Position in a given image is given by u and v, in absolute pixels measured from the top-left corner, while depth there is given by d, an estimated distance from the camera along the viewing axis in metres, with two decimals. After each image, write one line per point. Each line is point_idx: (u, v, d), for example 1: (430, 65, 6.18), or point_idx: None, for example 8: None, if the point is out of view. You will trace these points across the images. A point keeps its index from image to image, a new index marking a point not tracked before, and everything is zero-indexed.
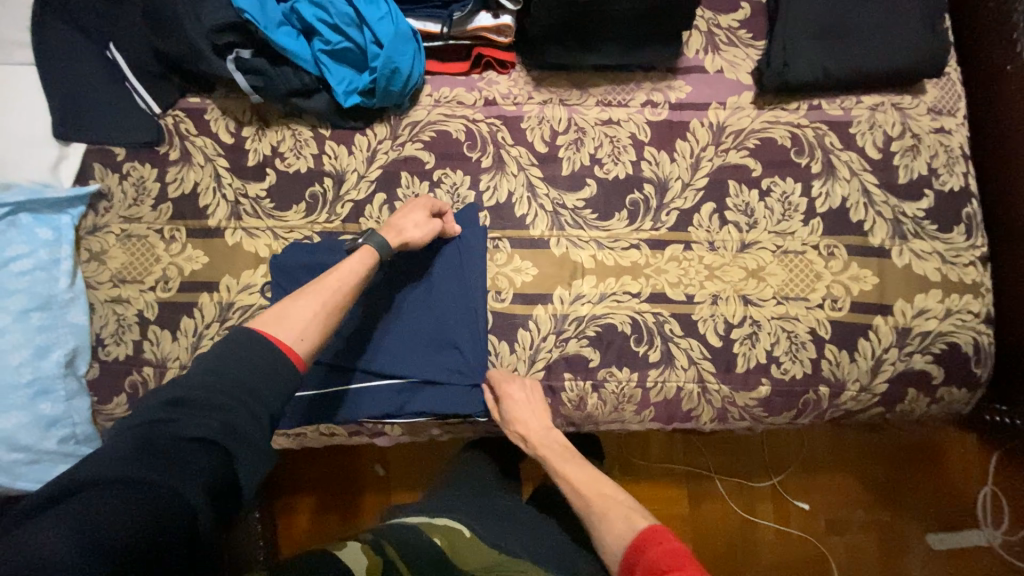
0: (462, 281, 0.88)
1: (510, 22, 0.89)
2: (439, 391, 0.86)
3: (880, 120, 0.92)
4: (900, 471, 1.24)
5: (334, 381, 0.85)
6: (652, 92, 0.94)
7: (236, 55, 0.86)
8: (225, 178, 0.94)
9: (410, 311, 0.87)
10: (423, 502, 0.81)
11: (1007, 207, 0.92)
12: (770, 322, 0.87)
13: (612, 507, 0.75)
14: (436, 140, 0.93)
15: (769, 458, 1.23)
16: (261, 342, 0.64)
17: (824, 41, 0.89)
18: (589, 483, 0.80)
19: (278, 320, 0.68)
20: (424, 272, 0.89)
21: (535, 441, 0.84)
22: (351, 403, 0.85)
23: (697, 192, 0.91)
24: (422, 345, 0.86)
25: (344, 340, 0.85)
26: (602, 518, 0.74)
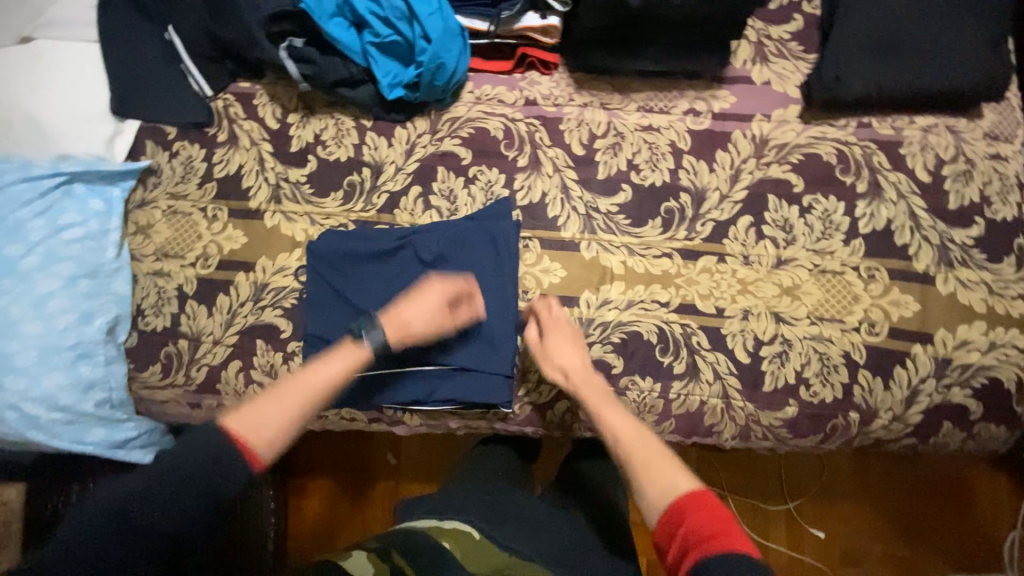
0: (490, 272, 0.88)
1: (557, 23, 0.89)
2: (466, 379, 0.87)
3: (932, 143, 0.89)
4: (925, 506, 1.20)
5: (361, 366, 0.88)
6: (696, 100, 0.93)
7: (289, 44, 0.89)
8: (269, 162, 0.96)
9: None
10: (435, 499, 0.80)
11: None
12: (802, 342, 0.85)
13: (657, 456, 0.67)
14: (474, 137, 0.94)
15: (787, 482, 1.20)
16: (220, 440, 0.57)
17: (879, 57, 0.86)
18: (631, 432, 0.71)
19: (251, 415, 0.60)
20: (455, 262, 0.89)
21: (575, 379, 0.79)
22: (375, 389, 0.87)
23: (735, 205, 0.89)
24: (450, 333, 0.87)
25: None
26: (646, 468, 0.66)
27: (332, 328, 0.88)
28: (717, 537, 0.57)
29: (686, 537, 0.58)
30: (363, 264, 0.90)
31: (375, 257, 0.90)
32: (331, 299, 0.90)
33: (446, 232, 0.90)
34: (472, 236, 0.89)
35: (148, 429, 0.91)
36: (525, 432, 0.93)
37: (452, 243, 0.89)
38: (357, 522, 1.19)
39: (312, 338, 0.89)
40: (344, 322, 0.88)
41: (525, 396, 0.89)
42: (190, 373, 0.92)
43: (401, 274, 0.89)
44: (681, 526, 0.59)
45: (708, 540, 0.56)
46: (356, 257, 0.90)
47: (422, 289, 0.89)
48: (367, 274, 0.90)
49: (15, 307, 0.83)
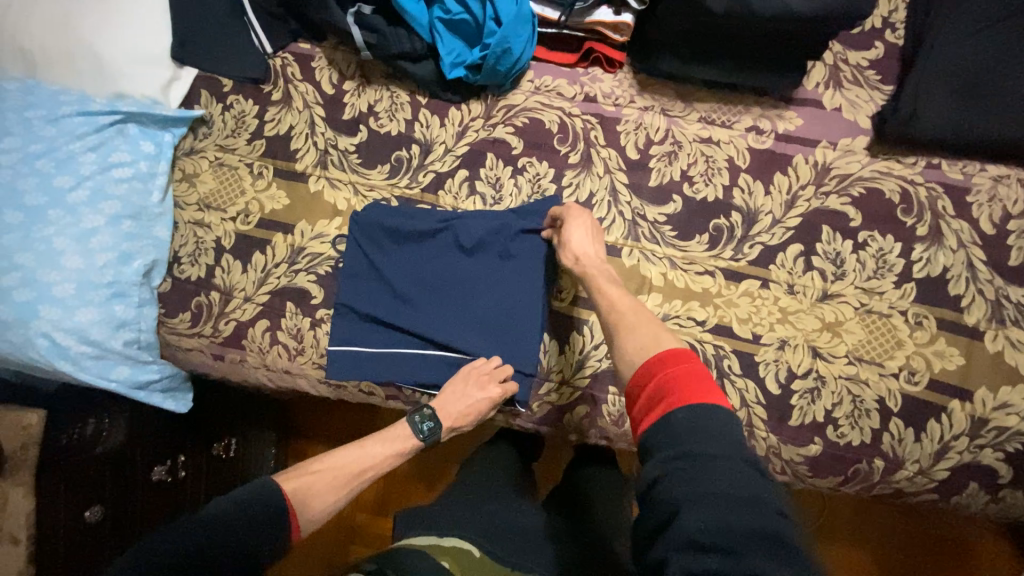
0: (527, 270, 0.87)
1: (630, 21, 0.87)
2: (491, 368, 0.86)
3: (1003, 194, 0.85)
4: (924, 561, 1.17)
5: (388, 342, 0.88)
6: (760, 118, 0.90)
7: (357, 10, 0.88)
8: (319, 127, 0.96)
9: (473, 287, 0.88)
10: (433, 510, 0.78)
11: None
12: (836, 381, 0.83)
13: (644, 326, 0.66)
14: (528, 127, 0.92)
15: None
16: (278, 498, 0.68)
17: (962, 97, 0.82)
18: (628, 306, 0.71)
19: (308, 486, 0.73)
20: (489, 249, 0.88)
21: (586, 263, 0.79)
22: (398, 367, 0.87)
23: (787, 231, 0.87)
24: (478, 319, 0.87)
25: (406, 305, 0.88)
26: (631, 332, 0.66)
27: (364, 300, 0.89)
28: (687, 389, 0.55)
29: (656, 389, 0.57)
30: (403, 241, 0.90)
31: (415, 236, 0.90)
32: (367, 272, 0.90)
33: (489, 222, 0.89)
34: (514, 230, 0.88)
35: (171, 374, 0.93)
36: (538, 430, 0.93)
37: (493, 233, 0.88)
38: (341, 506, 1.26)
39: (343, 307, 0.89)
40: (377, 294, 0.89)
41: (544, 395, 0.88)
42: (218, 326, 0.93)
43: (438, 257, 0.89)
44: (653, 379, 0.58)
45: (677, 393, 0.55)
46: (397, 232, 0.89)
47: (457, 272, 0.88)
48: (405, 251, 0.90)
49: (59, 238, 0.83)
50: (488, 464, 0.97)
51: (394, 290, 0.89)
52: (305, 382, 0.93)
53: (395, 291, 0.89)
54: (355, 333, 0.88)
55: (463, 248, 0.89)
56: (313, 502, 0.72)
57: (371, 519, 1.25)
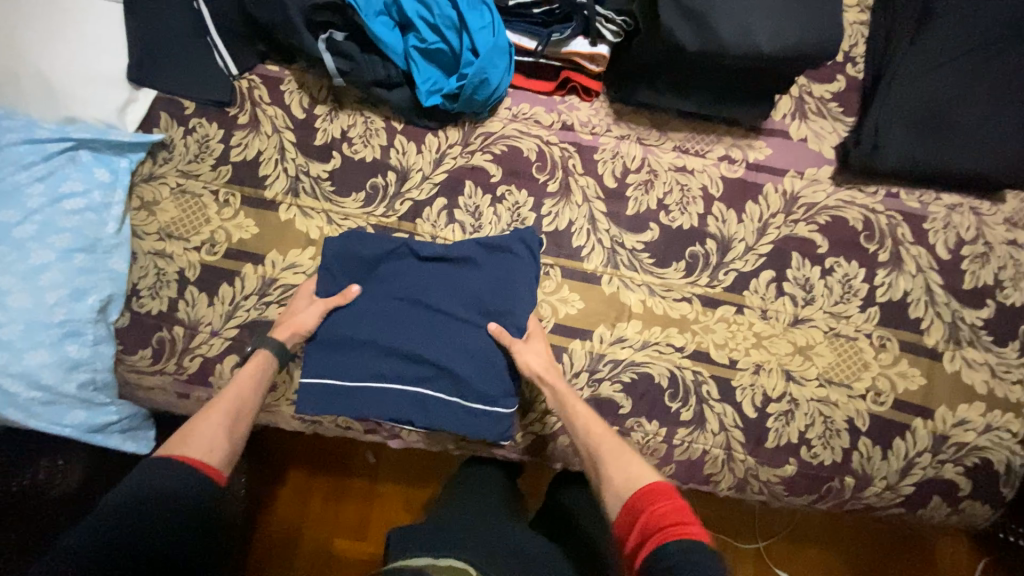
0: (519, 300, 0.85)
1: (606, 52, 0.87)
2: (477, 383, 0.84)
3: (956, 221, 0.90)
4: (893, 562, 1.23)
5: (364, 375, 0.84)
6: (731, 147, 0.93)
7: (329, 36, 0.85)
8: (290, 153, 0.92)
9: (460, 315, 0.85)
10: (419, 534, 0.76)
11: None
12: (808, 404, 0.86)
13: (618, 452, 0.70)
14: (506, 155, 0.92)
15: (759, 523, 1.24)
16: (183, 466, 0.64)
17: (916, 132, 0.87)
18: (598, 427, 0.74)
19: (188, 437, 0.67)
20: (466, 265, 0.87)
21: (547, 377, 0.80)
22: (375, 402, 0.84)
23: (759, 258, 0.89)
24: (458, 337, 0.84)
25: (385, 332, 0.85)
26: (615, 461, 0.68)
27: (341, 328, 0.85)
28: (681, 522, 0.57)
29: (648, 523, 0.59)
30: (387, 263, 0.87)
31: (401, 258, 0.87)
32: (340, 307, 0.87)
33: (480, 248, 0.87)
34: (506, 257, 0.87)
35: (131, 415, 0.88)
36: (522, 458, 0.92)
37: (485, 258, 0.87)
38: (319, 531, 1.22)
39: (318, 336, 0.85)
40: (357, 322, 0.85)
41: (528, 425, 0.88)
42: (182, 362, 0.88)
43: (425, 280, 0.86)
44: (643, 514, 0.60)
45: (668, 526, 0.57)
46: (379, 254, 0.87)
47: (446, 299, 0.86)
48: (392, 277, 0.87)
49: (5, 277, 0.78)
50: (475, 487, 0.95)
51: (377, 318, 0.85)
52: (277, 418, 0.90)
53: (375, 317, 0.85)
54: (329, 364, 0.84)
55: (453, 271, 0.87)
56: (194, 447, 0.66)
57: (349, 541, 1.21)
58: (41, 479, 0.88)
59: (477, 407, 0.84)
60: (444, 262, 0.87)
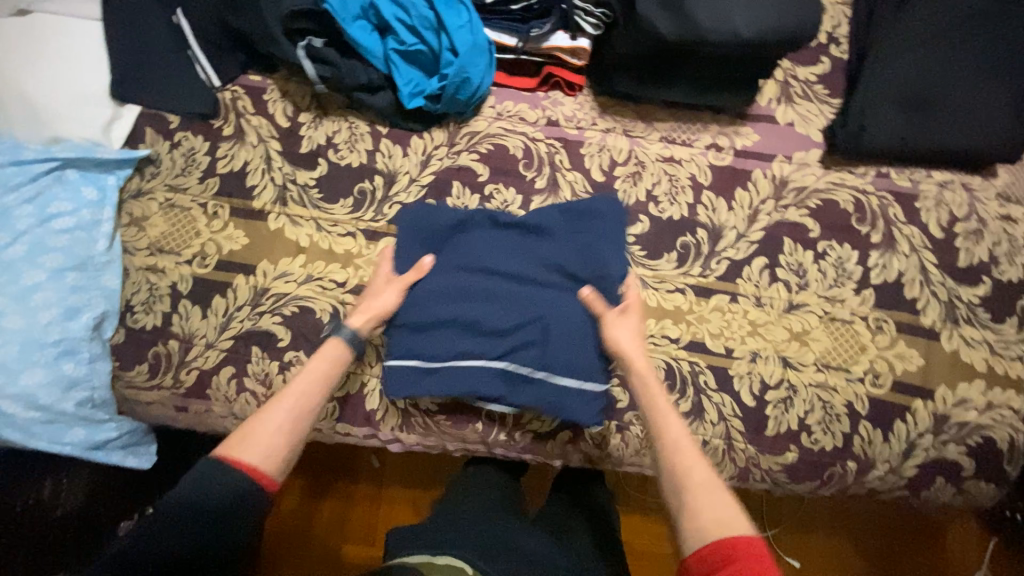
0: (601, 262, 0.85)
1: (587, 46, 0.87)
2: (571, 354, 0.82)
3: (948, 199, 0.89)
4: (900, 542, 1.26)
5: (452, 351, 0.83)
6: (719, 135, 0.92)
7: (308, 43, 0.84)
8: (276, 162, 0.92)
9: (540, 283, 0.85)
10: (425, 530, 0.78)
11: None
12: (807, 389, 0.85)
13: (711, 485, 0.62)
14: (493, 153, 0.91)
15: (767, 510, 1.26)
16: (236, 478, 0.61)
17: (905, 111, 0.86)
18: (687, 443, 0.67)
19: (249, 441, 0.64)
20: (551, 236, 0.87)
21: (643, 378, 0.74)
22: (459, 376, 0.82)
23: (751, 245, 0.89)
24: (546, 308, 0.83)
25: (466, 305, 0.83)
26: (705, 494, 0.61)
27: (419, 304, 0.84)
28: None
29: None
30: (462, 236, 0.87)
31: (476, 231, 0.87)
32: (340, 318, 0.88)
33: (555, 217, 0.87)
34: (586, 223, 0.87)
35: (130, 430, 0.89)
36: (523, 457, 0.91)
37: (561, 226, 0.87)
38: (330, 536, 1.22)
39: (397, 315, 0.84)
40: (440, 298, 0.84)
41: (528, 423, 0.87)
42: (179, 376, 0.88)
43: (501, 251, 0.86)
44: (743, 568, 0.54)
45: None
46: (454, 228, 0.87)
47: (526, 267, 0.85)
48: (471, 252, 0.86)
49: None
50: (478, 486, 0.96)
51: (460, 293, 0.84)
52: None
53: (452, 291, 0.84)
54: (415, 343, 0.84)
55: (531, 240, 0.87)
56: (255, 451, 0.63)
57: (360, 545, 1.21)
58: None
59: (563, 376, 0.82)
60: (521, 232, 0.87)
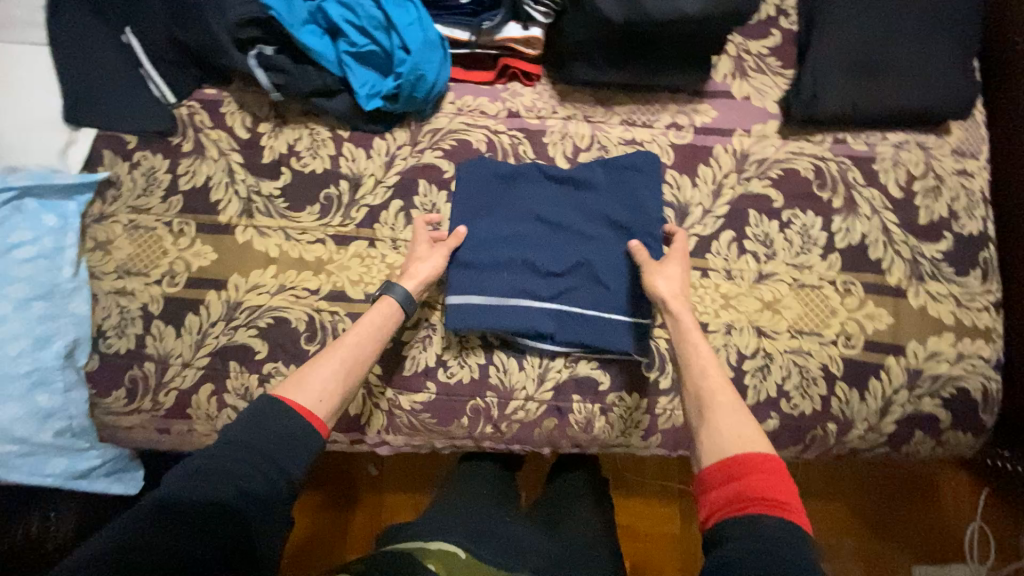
0: (649, 211, 0.88)
1: (539, 35, 0.87)
2: (615, 293, 0.86)
3: (905, 159, 0.91)
4: (895, 500, 1.30)
5: (506, 295, 0.85)
6: (678, 115, 0.93)
7: (259, 51, 0.84)
8: (239, 174, 0.91)
9: (590, 229, 0.88)
10: (416, 523, 0.79)
11: None
12: (782, 355, 0.87)
13: (733, 407, 0.66)
14: (456, 149, 0.91)
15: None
16: (290, 417, 0.65)
17: (855, 76, 0.88)
18: (710, 363, 0.72)
19: (306, 381, 0.69)
20: (592, 182, 0.89)
21: (675, 309, 0.78)
22: (514, 317, 0.84)
23: (717, 220, 0.90)
24: (591, 248, 0.87)
25: (519, 249, 0.87)
26: (722, 413, 0.65)
27: (475, 249, 0.87)
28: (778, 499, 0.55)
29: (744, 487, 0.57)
30: (506, 188, 0.89)
31: (522, 183, 0.89)
32: (316, 326, 0.87)
33: (604, 168, 0.89)
34: (627, 171, 0.89)
35: (113, 457, 0.89)
36: (512, 448, 0.91)
37: (609, 177, 0.89)
38: (334, 548, 1.21)
39: (455, 258, 0.86)
40: (490, 244, 0.87)
41: (513, 414, 0.87)
42: (158, 398, 0.87)
43: (549, 201, 0.89)
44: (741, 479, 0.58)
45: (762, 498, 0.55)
46: (498, 179, 0.89)
47: (578, 216, 0.89)
48: (518, 199, 0.89)
49: None
50: (471, 480, 0.98)
51: (510, 238, 0.87)
52: None
53: (505, 236, 0.87)
54: (469, 288, 0.85)
55: (571, 189, 0.89)
56: (308, 393, 0.68)
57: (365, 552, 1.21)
58: (33, 532, 0.88)
59: (614, 317, 0.85)
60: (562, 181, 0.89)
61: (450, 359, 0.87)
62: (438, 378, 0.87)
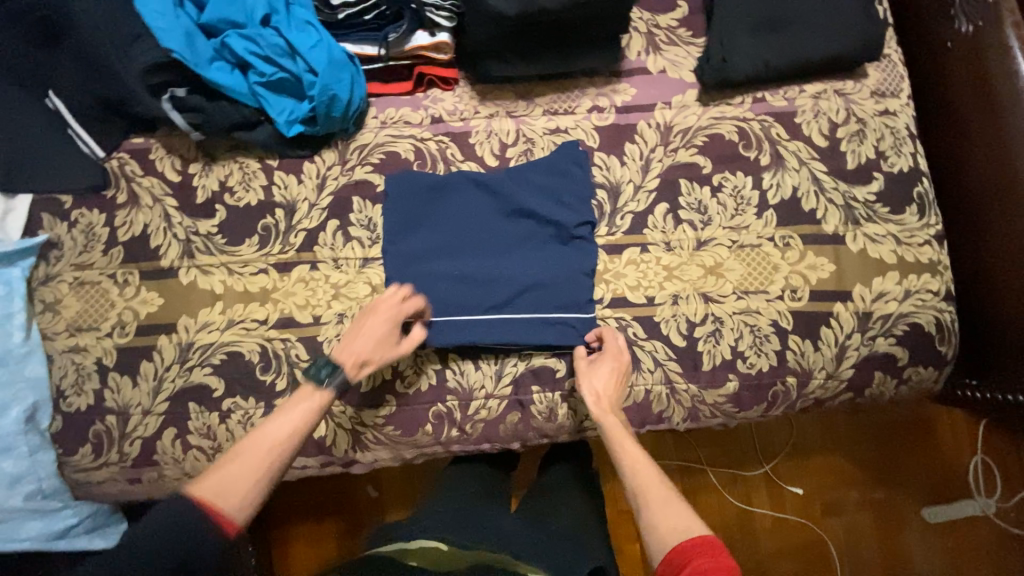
0: (584, 201, 0.90)
1: (447, 39, 0.88)
2: (557, 286, 0.88)
3: (825, 108, 0.92)
4: (894, 445, 1.30)
5: (453, 302, 0.87)
6: (598, 97, 0.94)
7: (172, 94, 0.85)
8: (175, 218, 0.92)
9: (524, 230, 0.90)
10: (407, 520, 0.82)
11: (967, 183, 0.93)
12: (732, 318, 0.88)
13: (664, 496, 0.67)
14: (385, 161, 0.92)
15: (762, 445, 1.29)
16: (200, 521, 0.58)
17: (759, 35, 0.89)
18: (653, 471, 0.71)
19: (218, 479, 0.62)
20: (524, 183, 0.90)
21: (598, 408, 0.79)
22: (465, 326, 0.86)
23: (650, 194, 0.91)
24: (533, 247, 0.89)
25: (463, 258, 0.88)
26: (657, 507, 0.66)
27: (418, 261, 0.88)
28: None
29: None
30: (442, 196, 0.90)
31: (455, 190, 0.90)
32: (270, 356, 0.88)
33: (533, 167, 0.91)
34: (557, 165, 0.90)
35: (92, 513, 0.90)
36: (483, 448, 0.91)
37: (540, 173, 0.90)
38: None
39: (394, 281, 0.88)
40: (433, 254, 0.89)
41: (476, 414, 0.87)
42: (124, 449, 0.88)
43: (485, 206, 0.90)
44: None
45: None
46: (432, 189, 0.90)
47: (517, 217, 0.90)
48: (453, 208, 0.90)
49: None
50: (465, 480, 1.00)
51: (449, 247, 0.89)
52: None
53: (448, 246, 0.89)
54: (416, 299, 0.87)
55: (503, 191, 0.89)
56: (228, 491, 0.62)
57: None
58: None
59: (563, 308, 0.87)
60: (496, 185, 0.89)
61: (406, 369, 0.88)
62: (396, 389, 0.88)
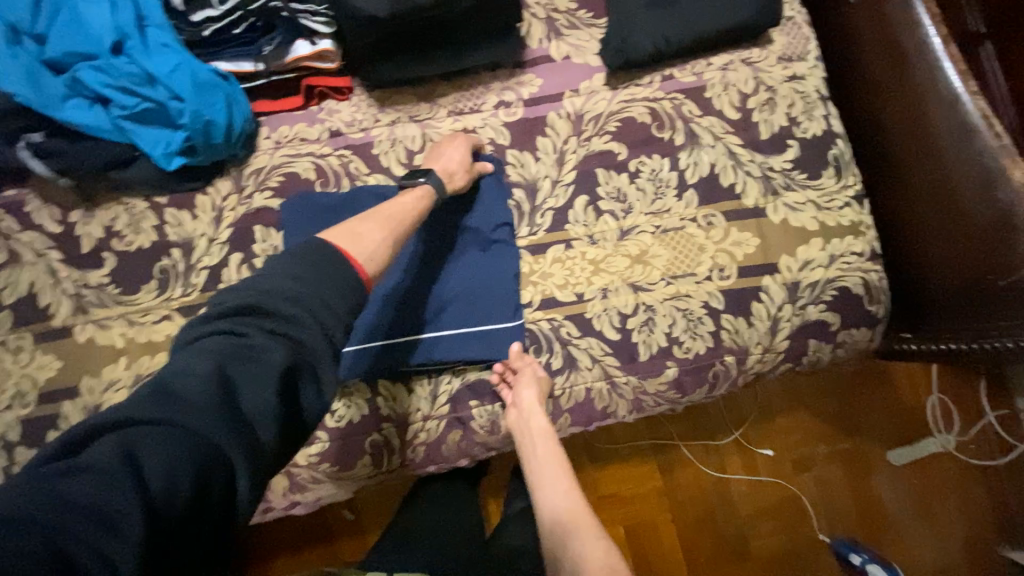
0: (499, 205, 0.86)
1: (330, 47, 0.83)
2: (482, 295, 0.85)
3: (733, 79, 0.90)
4: (853, 399, 1.32)
5: (376, 325, 0.83)
6: (503, 91, 0.90)
7: (27, 140, 0.78)
8: (63, 272, 0.85)
9: (442, 240, 0.86)
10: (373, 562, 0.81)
11: (879, 139, 0.93)
12: (663, 304, 0.86)
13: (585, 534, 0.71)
14: (286, 184, 0.86)
15: (728, 414, 1.30)
16: (341, 262, 0.61)
17: (657, 11, 0.86)
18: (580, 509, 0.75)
19: (347, 235, 0.66)
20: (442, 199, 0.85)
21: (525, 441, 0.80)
22: (390, 349, 0.82)
23: (568, 187, 0.88)
24: (456, 257, 0.86)
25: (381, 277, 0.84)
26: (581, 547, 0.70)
27: None
28: None
29: None
30: (350, 212, 0.84)
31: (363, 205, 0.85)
32: None
33: None
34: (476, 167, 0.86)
35: None
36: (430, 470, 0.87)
37: None
38: None
39: None
40: None
41: (415, 438, 0.84)
42: None
43: None
44: None
45: None
46: (338, 207, 0.84)
47: (433, 228, 0.86)
48: None
49: None
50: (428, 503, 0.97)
51: None
52: None
53: None
54: None
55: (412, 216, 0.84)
56: (358, 245, 0.65)
57: None
58: None
59: (489, 317, 0.84)
60: None
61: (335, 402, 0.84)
62: (328, 424, 0.84)
